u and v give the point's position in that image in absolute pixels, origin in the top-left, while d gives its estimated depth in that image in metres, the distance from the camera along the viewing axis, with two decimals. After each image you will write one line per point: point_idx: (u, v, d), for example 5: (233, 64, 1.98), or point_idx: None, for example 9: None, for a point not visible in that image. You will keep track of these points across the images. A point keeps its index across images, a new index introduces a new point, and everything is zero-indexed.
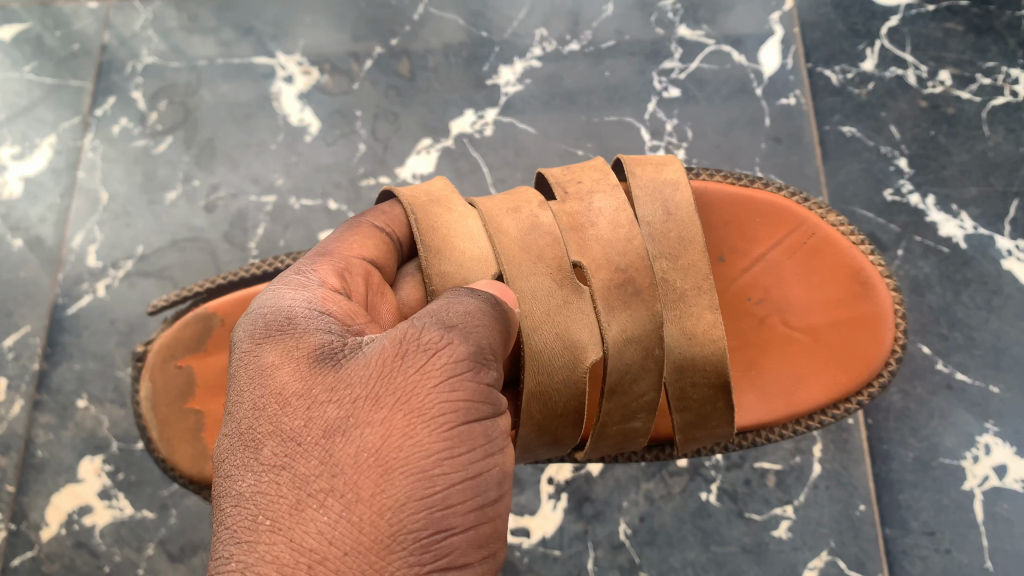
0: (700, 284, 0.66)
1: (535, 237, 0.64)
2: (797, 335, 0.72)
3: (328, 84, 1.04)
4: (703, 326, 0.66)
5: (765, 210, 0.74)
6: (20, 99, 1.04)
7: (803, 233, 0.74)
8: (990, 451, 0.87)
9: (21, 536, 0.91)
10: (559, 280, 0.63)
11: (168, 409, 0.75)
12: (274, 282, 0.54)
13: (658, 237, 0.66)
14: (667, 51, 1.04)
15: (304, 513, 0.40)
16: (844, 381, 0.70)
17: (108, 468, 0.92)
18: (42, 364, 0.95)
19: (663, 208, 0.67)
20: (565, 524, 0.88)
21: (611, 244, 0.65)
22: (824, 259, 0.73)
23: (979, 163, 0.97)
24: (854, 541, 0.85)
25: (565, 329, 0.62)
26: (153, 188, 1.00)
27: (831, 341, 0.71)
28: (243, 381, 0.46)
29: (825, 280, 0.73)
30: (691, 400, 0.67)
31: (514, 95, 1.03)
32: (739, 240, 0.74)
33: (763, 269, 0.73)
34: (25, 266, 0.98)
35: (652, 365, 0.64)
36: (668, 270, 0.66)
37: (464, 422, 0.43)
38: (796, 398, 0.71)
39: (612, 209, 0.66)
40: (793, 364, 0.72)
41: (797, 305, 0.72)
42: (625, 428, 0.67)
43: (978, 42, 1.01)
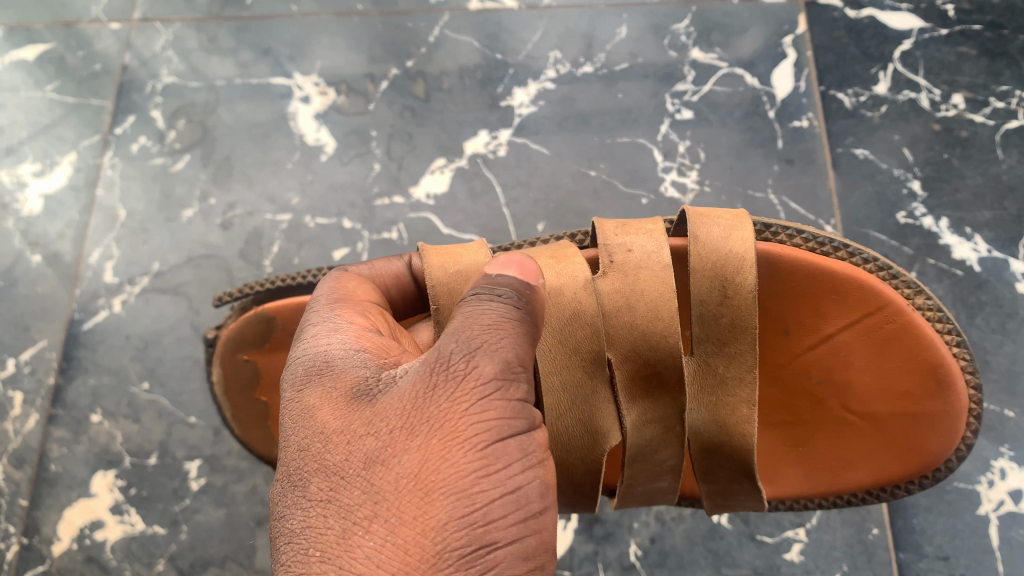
0: (743, 375, 0.65)
1: (574, 328, 0.61)
2: (853, 419, 0.72)
3: (344, 105, 1.05)
4: (736, 417, 0.66)
5: (842, 287, 0.68)
6: (42, 118, 1.06)
7: (882, 317, 0.68)
8: (1005, 476, 0.86)
9: (32, 550, 0.91)
10: (591, 371, 0.62)
11: (239, 396, 0.79)
12: (305, 333, 0.55)
13: (707, 323, 0.64)
14: (680, 74, 1.04)
15: (349, 540, 0.41)
16: (895, 470, 0.71)
17: (120, 483, 0.92)
18: (58, 379, 0.96)
19: (720, 288, 0.63)
20: (575, 545, 0.87)
21: (647, 337, 0.62)
22: (902, 348, 0.68)
23: (993, 186, 0.97)
24: (867, 565, 0.85)
25: (588, 416, 0.63)
26: (171, 206, 1.02)
27: (889, 429, 0.71)
28: (287, 427, 0.48)
29: (899, 372, 0.69)
30: (718, 476, 0.70)
31: (528, 116, 1.03)
32: (809, 318, 0.70)
33: (829, 350, 0.70)
34: (44, 282, 0.99)
35: (673, 439, 0.66)
36: (710, 355, 0.65)
37: (498, 439, 0.44)
38: (840, 480, 0.73)
39: (658, 295, 0.62)
40: (842, 448, 0.73)
41: (859, 391, 0.71)
42: (652, 486, 0.70)
43: (992, 66, 1.02)
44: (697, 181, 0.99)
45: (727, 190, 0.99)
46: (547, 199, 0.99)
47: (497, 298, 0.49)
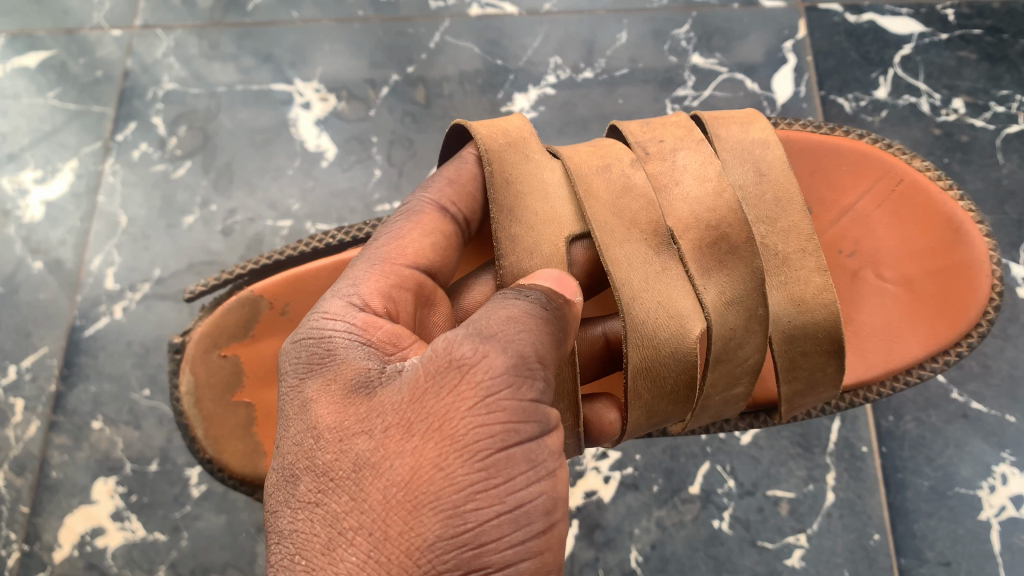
0: (803, 246, 0.65)
1: (629, 199, 0.62)
2: (889, 286, 0.72)
3: (345, 110, 1.05)
4: (811, 290, 0.64)
5: (850, 160, 0.75)
6: (44, 125, 1.06)
7: (890, 181, 0.75)
8: (1007, 481, 0.86)
9: (34, 557, 0.91)
10: (653, 244, 0.61)
11: (214, 404, 0.73)
12: (324, 299, 0.55)
13: (754, 200, 0.66)
14: (681, 79, 1.05)
15: (334, 552, 0.42)
16: (942, 327, 0.70)
17: (121, 490, 0.92)
18: (59, 385, 0.96)
19: (755, 167, 0.67)
20: (576, 551, 0.87)
21: (700, 201, 0.63)
22: (913, 206, 0.74)
23: (994, 191, 0.97)
24: (868, 570, 0.84)
25: (666, 298, 0.60)
26: (171, 213, 1.02)
27: (925, 288, 0.72)
28: (287, 415, 0.49)
29: (917, 228, 0.73)
30: (800, 370, 0.65)
31: (528, 121, 1.04)
32: (825, 191, 0.75)
33: (851, 219, 0.74)
34: (45, 289, 0.99)
35: (756, 325, 0.62)
36: (767, 233, 0.65)
37: (500, 448, 0.43)
38: (894, 353, 0.71)
39: (697, 165, 0.65)
40: (888, 318, 0.71)
41: (886, 256, 0.73)
42: (728, 394, 0.64)
43: (992, 70, 1.02)
44: None
45: None
46: None
47: (525, 298, 0.49)
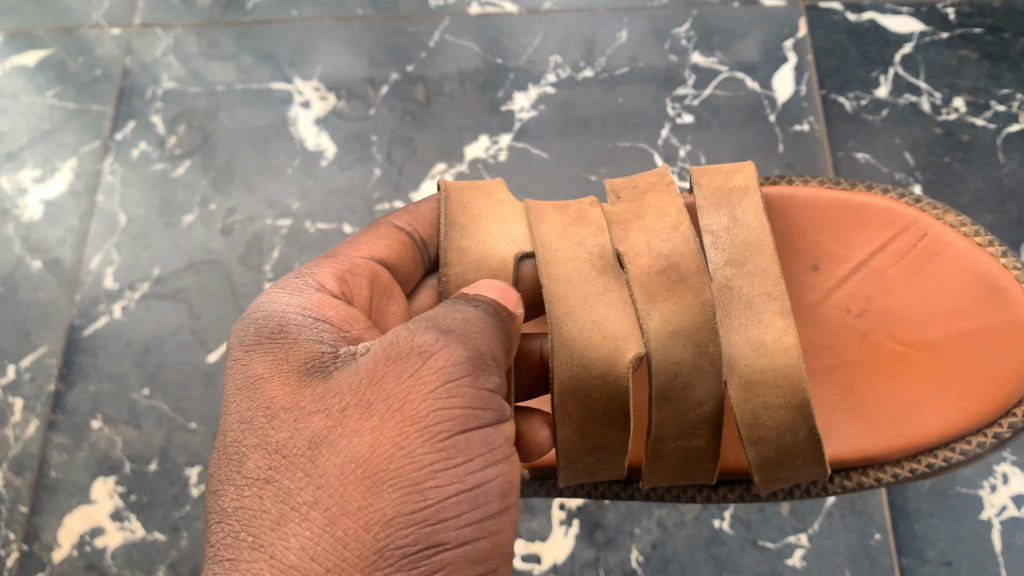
0: (769, 290, 0.60)
1: (580, 227, 0.61)
2: (908, 352, 0.64)
3: (345, 109, 1.05)
4: (771, 335, 0.59)
5: (865, 213, 0.68)
6: (42, 123, 1.06)
7: (911, 236, 0.67)
8: (1008, 480, 0.86)
9: (32, 558, 0.89)
10: (598, 267, 0.60)
11: None
12: (274, 286, 0.54)
13: (721, 243, 0.62)
14: (681, 78, 1.05)
15: (285, 528, 0.41)
16: (975, 403, 0.61)
17: (121, 489, 0.91)
18: (58, 385, 0.95)
19: (726, 212, 0.63)
20: (577, 551, 0.86)
21: (657, 233, 0.61)
22: (938, 264, 0.66)
23: (995, 190, 0.97)
24: (870, 570, 0.84)
25: (603, 321, 0.58)
26: (170, 212, 1.02)
27: (954, 356, 0.63)
28: (234, 392, 0.48)
29: (945, 289, 0.65)
30: (765, 427, 0.59)
31: (528, 120, 1.03)
32: (834, 246, 0.68)
33: (862, 278, 0.68)
34: (44, 288, 0.99)
35: (706, 364, 0.58)
36: (731, 276, 0.61)
37: (461, 430, 0.44)
38: (911, 429, 0.62)
39: (662, 203, 0.62)
40: (907, 388, 0.63)
41: (905, 318, 0.65)
42: (685, 445, 0.61)
43: (992, 69, 1.02)
44: None
45: None
46: None
47: (473, 306, 0.49)
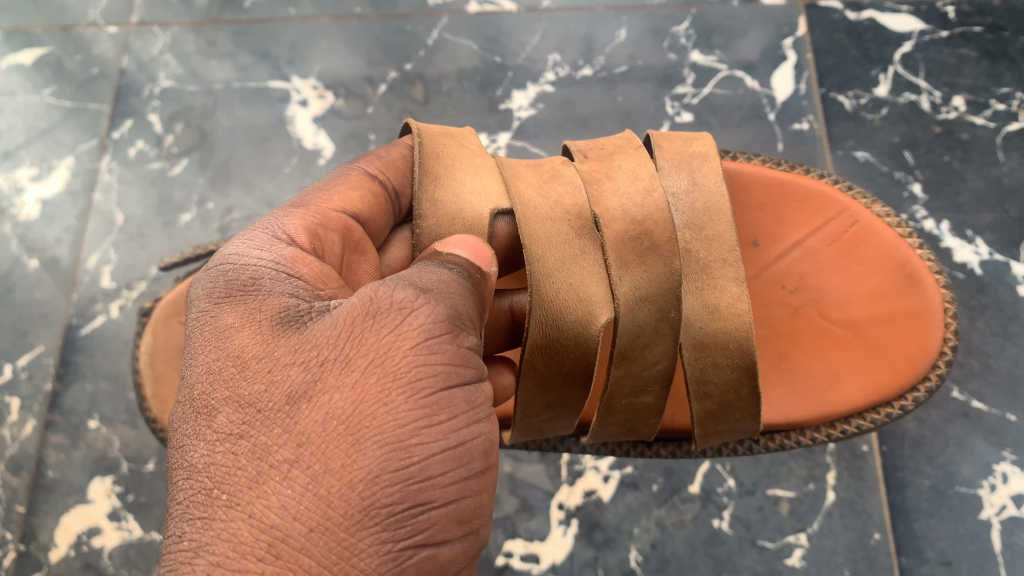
0: (725, 256, 0.63)
1: (555, 186, 0.62)
2: (834, 327, 0.71)
3: (342, 108, 1.05)
4: (726, 299, 0.62)
5: (806, 196, 0.75)
6: (39, 122, 1.05)
7: (844, 221, 0.74)
8: (1007, 480, 0.85)
9: (30, 557, 0.88)
10: (576, 229, 0.61)
11: (165, 366, 0.79)
12: (240, 237, 0.52)
13: (684, 208, 0.64)
14: (680, 77, 1.04)
15: (264, 486, 0.40)
16: (886, 377, 0.68)
17: (118, 489, 0.90)
18: (55, 384, 0.94)
19: (689, 178, 0.66)
20: (576, 550, 0.86)
21: (630, 196, 0.62)
22: (866, 249, 0.73)
23: (995, 189, 0.97)
24: (869, 570, 0.84)
25: (578, 282, 0.59)
26: (168, 211, 1.01)
27: (871, 334, 0.70)
28: (202, 345, 0.46)
29: (869, 272, 0.72)
30: (711, 386, 0.63)
31: (527, 119, 1.03)
32: (775, 225, 0.74)
33: (799, 255, 0.73)
34: (41, 287, 0.98)
35: (666, 328, 0.60)
36: (691, 241, 0.64)
37: (443, 387, 0.43)
38: (832, 398, 0.69)
39: (631, 165, 0.65)
40: (829, 360, 0.70)
41: (834, 296, 0.71)
42: (634, 402, 0.64)
43: (992, 68, 1.02)
44: None
45: None
46: None
47: (444, 268, 0.49)
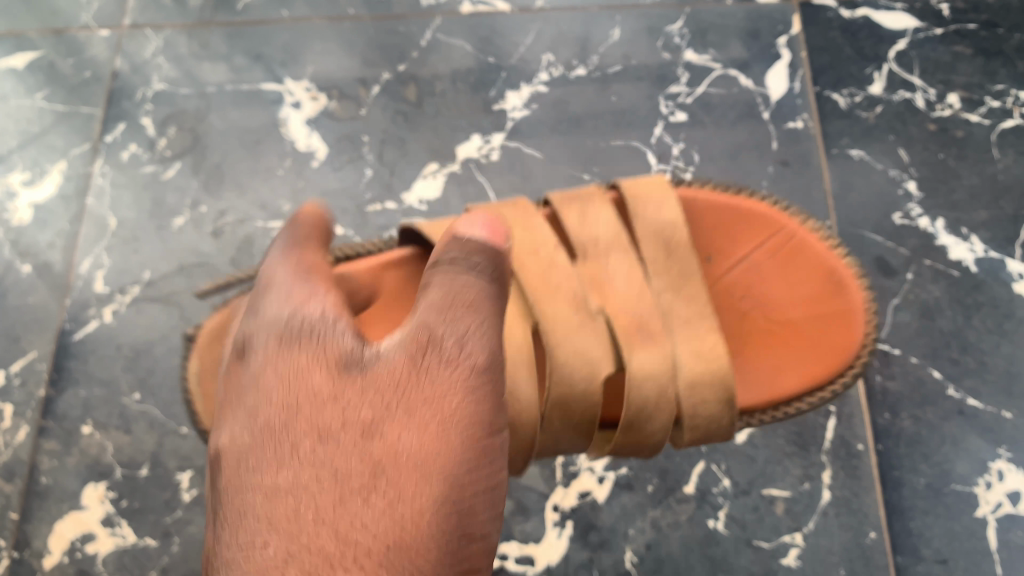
0: (700, 313, 0.70)
1: (555, 275, 0.69)
2: (776, 329, 0.75)
3: (336, 110, 1.04)
4: (706, 349, 0.69)
5: (742, 212, 0.77)
6: (31, 126, 1.05)
7: (783, 237, 0.76)
8: (1003, 477, 0.85)
9: (23, 565, 0.87)
10: (574, 310, 0.68)
11: (215, 388, 0.75)
12: (278, 277, 0.54)
13: (665, 275, 0.71)
14: (674, 76, 1.04)
15: (304, 456, 0.39)
16: (829, 373, 0.72)
17: (111, 495, 0.89)
18: (48, 390, 0.93)
19: (667, 244, 0.72)
20: (571, 552, 0.85)
21: (619, 279, 0.71)
22: (803, 259, 0.76)
23: (989, 186, 0.97)
24: (864, 569, 0.84)
25: (574, 357, 0.67)
26: (161, 214, 1.01)
27: (807, 333, 0.74)
28: (243, 347, 0.47)
29: (805, 280, 0.75)
30: (694, 428, 0.69)
31: (521, 119, 1.03)
32: (721, 241, 0.76)
33: (745, 267, 0.76)
34: (33, 292, 0.97)
35: (657, 409, 0.68)
36: (673, 301, 0.70)
37: (469, 357, 0.43)
38: (775, 387, 0.73)
39: (611, 242, 0.72)
40: (774, 360, 0.74)
41: (777, 302, 0.75)
42: (629, 451, 0.71)
43: (987, 65, 1.02)
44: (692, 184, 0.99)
45: None
46: None
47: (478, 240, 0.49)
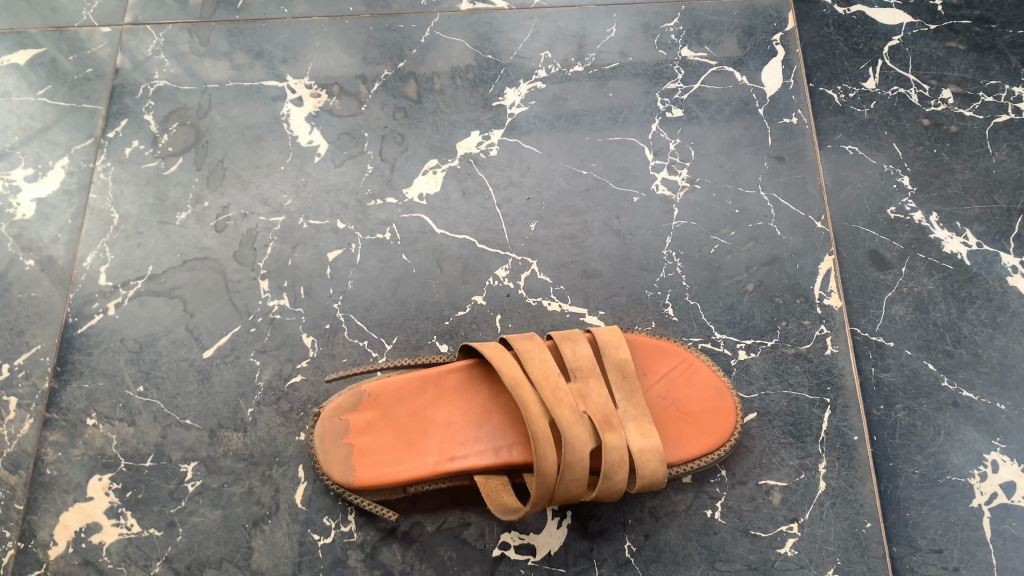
0: (637, 403, 0.84)
1: (537, 368, 0.83)
2: (681, 418, 0.85)
3: (336, 106, 1.05)
4: (647, 430, 0.82)
5: (653, 349, 0.89)
6: (34, 122, 1.05)
7: (684, 363, 0.88)
8: (997, 468, 0.87)
9: (28, 555, 0.88)
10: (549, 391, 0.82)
11: (336, 447, 0.84)
12: None
13: (616, 377, 0.85)
14: (670, 72, 1.05)
15: None
16: (722, 442, 0.85)
17: (116, 486, 0.90)
18: (53, 382, 0.94)
19: (618, 356, 0.86)
20: (570, 541, 0.86)
21: (586, 375, 0.85)
22: (700, 374, 0.88)
23: (983, 181, 0.98)
24: (861, 558, 0.85)
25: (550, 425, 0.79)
26: (164, 210, 1.01)
27: (703, 418, 0.86)
28: None
29: (701, 383, 0.87)
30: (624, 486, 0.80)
31: (520, 115, 1.04)
32: (641, 362, 0.88)
33: (658, 383, 0.87)
34: (37, 286, 0.98)
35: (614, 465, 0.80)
36: (620, 398, 0.84)
37: None
38: (677, 452, 0.84)
39: (571, 357, 0.85)
40: (684, 439, 0.84)
41: (681, 399, 0.86)
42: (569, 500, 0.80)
43: (980, 61, 1.03)
44: (688, 179, 1.00)
45: (718, 188, 1.00)
46: (540, 199, 1.00)
47: None
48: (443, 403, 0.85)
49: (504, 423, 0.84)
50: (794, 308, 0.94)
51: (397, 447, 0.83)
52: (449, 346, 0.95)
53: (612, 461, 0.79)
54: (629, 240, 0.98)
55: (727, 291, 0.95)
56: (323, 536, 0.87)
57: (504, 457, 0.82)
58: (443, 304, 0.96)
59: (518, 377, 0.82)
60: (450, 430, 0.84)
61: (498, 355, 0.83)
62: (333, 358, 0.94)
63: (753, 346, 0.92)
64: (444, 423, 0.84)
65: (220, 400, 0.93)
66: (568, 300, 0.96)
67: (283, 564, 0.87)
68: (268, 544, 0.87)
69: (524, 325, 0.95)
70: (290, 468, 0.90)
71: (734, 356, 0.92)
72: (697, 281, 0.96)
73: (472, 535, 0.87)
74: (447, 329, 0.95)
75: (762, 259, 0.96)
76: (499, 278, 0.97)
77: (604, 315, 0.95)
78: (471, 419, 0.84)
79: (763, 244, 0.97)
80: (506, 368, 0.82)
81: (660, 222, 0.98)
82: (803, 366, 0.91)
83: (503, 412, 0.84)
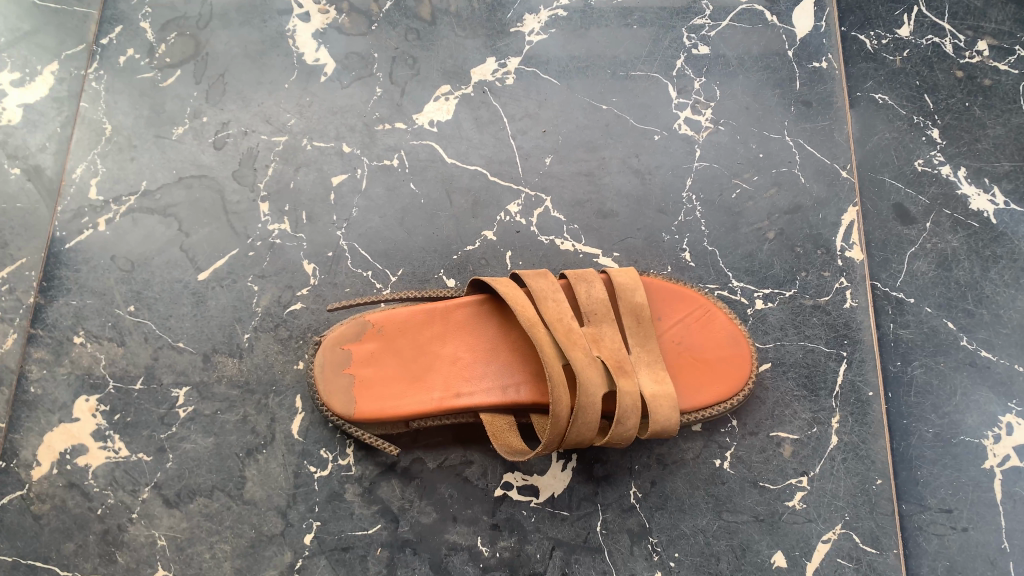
0: (652, 349, 0.81)
1: (553, 308, 0.80)
2: (695, 364, 0.82)
3: (345, 24, 0.99)
4: (660, 378, 0.79)
5: (671, 293, 0.86)
6: (21, 24, 0.99)
7: (701, 309, 0.85)
8: (1012, 431, 0.85)
9: (10, 474, 0.85)
10: (564, 333, 0.79)
11: (336, 379, 0.80)
12: None
13: (632, 320, 0.81)
14: (698, 8, 1.00)
15: None
16: (735, 390, 0.82)
17: (104, 408, 0.86)
18: (38, 298, 0.90)
19: (633, 298, 0.82)
20: (574, 485, 0.84)
21: (602, 318, 0.81)
22: (716, 320, 0.85)
23: (1014, 137, 0.95)
24: (869, 515, 0.83)
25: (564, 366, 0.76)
26: (160, 123, 0.96)
27: (718, 365, 0.83)
28: None
29: (717, 329, 0.84)
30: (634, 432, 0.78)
31: (538, 44, 0.99)
32: (658, 306, 0.85)
33: (673, 328, 0.84)
34: (23, 197, 0.94)
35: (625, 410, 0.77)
36: (635, 343, 0.81)
37: None
38: (691, 399, 0.81)
39: (587, 296, 0.82)
40: (697, 386, 0.81)
41: (696, 346, 0.83)
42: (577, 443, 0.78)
43: (1019, 13, 0.99)
44: (712, 121, 0.96)
45: (742, 131, 0.96)
46: (557, 132, 0.96)
47: None
48: (450, 337, 0.81)
49: (512, 361, 0.81)
50: (814, 258, 0.91)
51: (401, 381, 0.80)
52: (457, 281, 0.91)
53: (626, 406, 0.76)
54: (648, 180, 0.94)
55: (747, 238, 0.92)
56: (320, 469, 0.85)
57: (511, 396, 0.79)
58: (451, 237, 0.92)
59: (532, 317, 0.78)
60: (456, 365, 0.81)
61: (511, 292, 0.79)
62: (335, 287, 0.90)
63: (772, 296, 0.90)
64: (450, 358, 0.81)
65: (216, 324, 0.89)
66: (581, 240, 0.92)
67: (278, 496, 0.84)
68: (262, 474, 0.85)
69: (536, 263, 0.91)
70: (287, 398, 0.86)
71: (750, 305, 0.90)
72: (716, 226, 0.92)
73: (474, 474, 0.84)
74: (455, 264, 0.91)
75: (784, 208, 0.93)
76: (511, 214, 0.93)
77: (619, 257, 0.91)
78: (478, 356, 0.81)
79: (786, 191, 0.93)
80: (519, 307, 0.78)
81: (681, 162, 0.95)
82: (821, 319, 0.89)
83: (512, 349, 0.81)
